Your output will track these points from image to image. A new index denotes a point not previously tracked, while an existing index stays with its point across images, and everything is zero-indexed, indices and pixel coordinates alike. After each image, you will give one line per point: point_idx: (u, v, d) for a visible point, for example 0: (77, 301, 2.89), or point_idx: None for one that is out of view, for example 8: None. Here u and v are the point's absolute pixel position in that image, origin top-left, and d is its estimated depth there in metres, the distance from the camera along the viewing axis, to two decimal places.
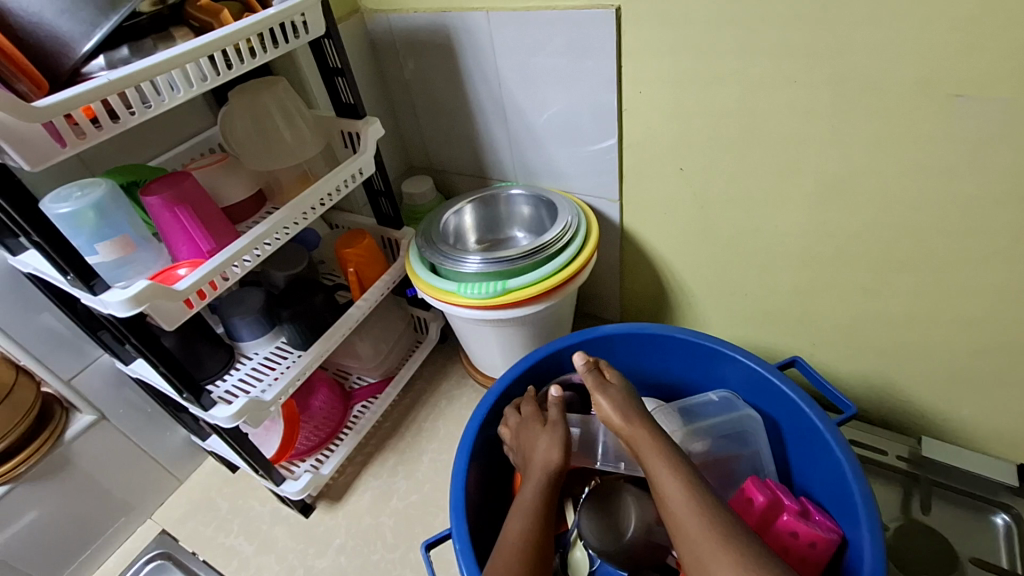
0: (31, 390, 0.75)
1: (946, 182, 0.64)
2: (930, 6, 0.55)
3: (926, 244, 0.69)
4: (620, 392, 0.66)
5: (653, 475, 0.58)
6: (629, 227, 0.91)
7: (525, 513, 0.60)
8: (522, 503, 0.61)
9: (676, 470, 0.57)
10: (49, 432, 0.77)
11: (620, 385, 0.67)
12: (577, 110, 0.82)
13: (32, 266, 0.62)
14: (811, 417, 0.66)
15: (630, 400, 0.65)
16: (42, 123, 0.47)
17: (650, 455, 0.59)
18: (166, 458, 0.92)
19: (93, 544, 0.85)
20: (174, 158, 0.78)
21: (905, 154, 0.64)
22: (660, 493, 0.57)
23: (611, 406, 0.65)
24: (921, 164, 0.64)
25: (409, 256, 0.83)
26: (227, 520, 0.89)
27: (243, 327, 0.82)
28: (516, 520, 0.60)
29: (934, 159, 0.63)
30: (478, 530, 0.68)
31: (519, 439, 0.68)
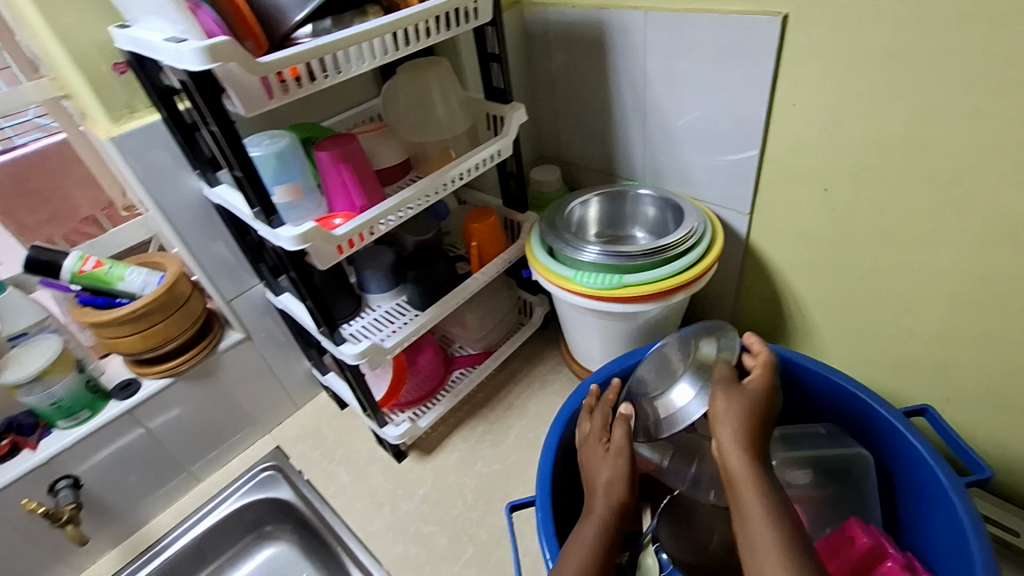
0: (200, 303, 0.88)
1: None
2: None
3: None
4: (741, 404, 0.58)
5: (743, 505, 0.53)
6: (755, 243, 0.88)
7: (593, 531, 0.57)
8: (591, 518, 0.58)
9: (772, 508, 0.52)
10: (208, 341, 0.90)
11: (744, 396, 0.59)
12: (721, 117, 0.81)
13: (224, 199, 0.73)
14: (933, 469, 0.60)
15: (750, 413, 0.58)
16: (260, 76, 0.55)
17: (746, 484, 0.54)
18: (289, 385, 1.04)
19: (223, 444, 0.99)
20: (341, 121, 0.87)
21: None
22: (746, 528, 0.52)
23: (722, 416, 0.58)
24: None
25: (530, 238, 0.87)
26: (331, 449, 0.99)
27: (373, 280, 0.91)
28: (584, 537, 0.57)
29: None
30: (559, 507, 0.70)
31: (594, 446, 0.65)
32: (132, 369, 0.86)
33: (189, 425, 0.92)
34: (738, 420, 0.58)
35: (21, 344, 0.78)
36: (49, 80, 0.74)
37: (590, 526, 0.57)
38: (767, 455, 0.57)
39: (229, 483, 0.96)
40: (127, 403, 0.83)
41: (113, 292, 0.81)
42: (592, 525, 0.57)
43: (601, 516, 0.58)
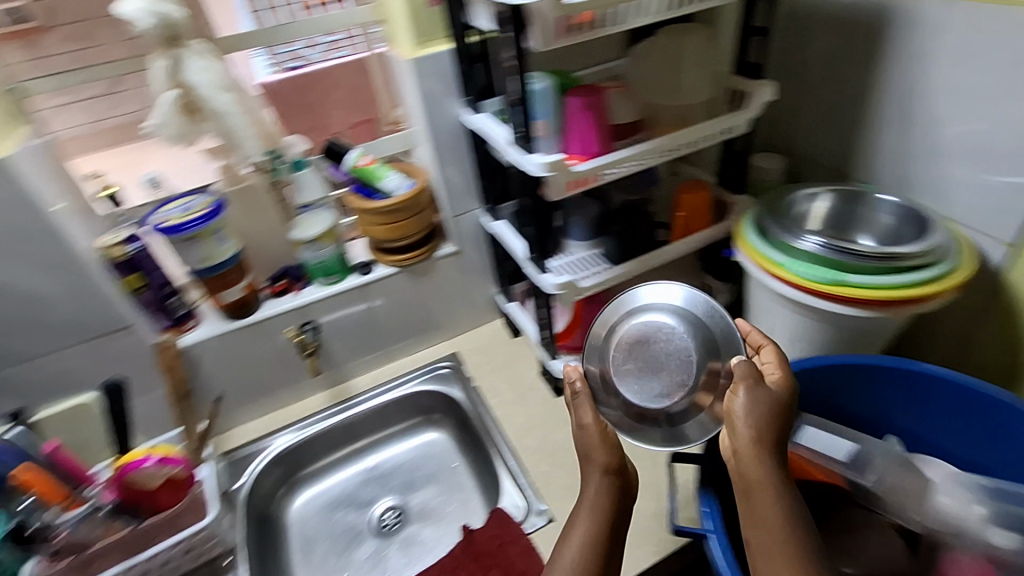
0: (431, 214, 1.03)
1: None
2: None
3: None
4: (749, 407, 0.58)
5: (757, 505, 0.56)
6: (1010, 278, 0.77)
7: (589, 517, 0.64)
8: (586, 503, 0.65)
9: (788, 510, 0.54)
10: (428, 246, 1.05)
11: (752, 400, 0.59)
12: (1011, 129, 0.71)
13: (482, 127, 0.83)
14: None
15: (767, 412, 0.58)
16: (561, 15, 0.61)
17: (761, 489, 0.55)
18: (476, 305, 1.18)
19: (415, 338, 1.15)
20: (588, 75, 0.93)
21: None
22: (757, 523, 0.55)
23: (737, 412, 0.59)
24: None
25: (741, 218, 0.85)
26: (500, 368, 1.10)
27: (575, 227, 0.98)
28: (579, 530, 0.63)
29: None
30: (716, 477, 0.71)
31: (594, 439, 0.68)
32: (371, 254, 1.04)
33: (397, 313, 1.09)
34: (762, 429, 0.58)
35: (306, 213, 0.96)
36: (375, 6, 0.91)
37: (582, 517, 0.64)
38: (779, 457, 0.58)
39: (407, 372, 1.12)
40: (364, 279, 1.01)
41: (374, 188, 0.97)
42: (584, 513, 0.64)
43: (597, 501, 0.65)
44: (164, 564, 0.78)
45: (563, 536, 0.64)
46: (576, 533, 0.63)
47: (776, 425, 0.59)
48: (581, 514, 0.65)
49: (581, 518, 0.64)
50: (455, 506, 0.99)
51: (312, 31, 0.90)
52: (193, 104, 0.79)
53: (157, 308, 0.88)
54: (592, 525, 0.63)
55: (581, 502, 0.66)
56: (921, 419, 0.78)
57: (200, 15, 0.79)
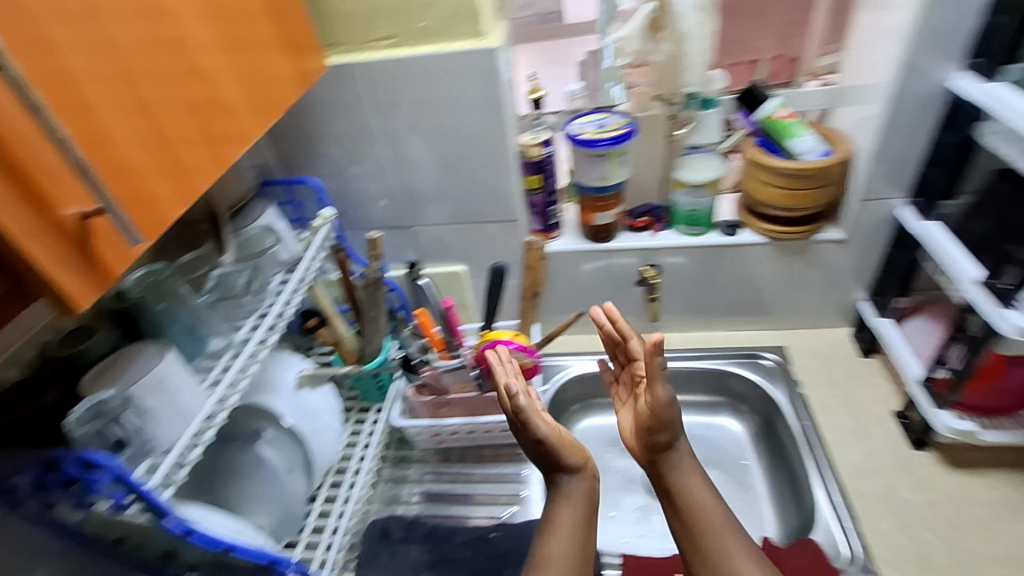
0: (833, 192, 0.86)
1: None
2: None
3: None
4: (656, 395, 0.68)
5: (694, 492, 0.70)
6: None
7: (569, 514, 0.71)
8: (575, 499, 0.72)
9: (710, 493, 0.71)
10: (810, 227, 0.89)
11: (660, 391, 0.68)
12: None
13: (1000, 104, 0.63)
14: None
15: (668, 411, 0.69)
16: None
17: (692, 473, 0.72)
18: (825, 304, 1.00)
19: (742, 316, 1.04)
20: None
21: None
22: (695, 507, 0.69)
23: (654, 397, 0.68)
24: None
25: None
26: (839, 386, 0.95)
27: None
28: (566, 518, 0.70)
29: None
30: None
31: (551, 443, 0.70)
32: (740, 215, 0.95)
33: (739, 286, 1.00)
34: (670, 413, 0.69)
35: (696, 155, 0.90)
36: None
37: (570, 507, 0.71)
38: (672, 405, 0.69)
39: (722, 348, 1.05)
40: (728, 240, 0.93)
41: (781, 145, 0.85)
42: (568, 506, 0.71)
43: (581, 499, 0.72)
44: (486, 430, 0.89)
45: (549, 531, 0.70)
46: (563, 525, 0.70)
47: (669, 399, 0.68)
48: (564, 511, 0.71)
49: (567, 517, 0.71)
50: (735, 503, 0.92)
51: None
52: None
53: (539, 211, 0.94)
54: (576, 517, 0.71)
55: (558, 510, 0.71)
56: None
57: None
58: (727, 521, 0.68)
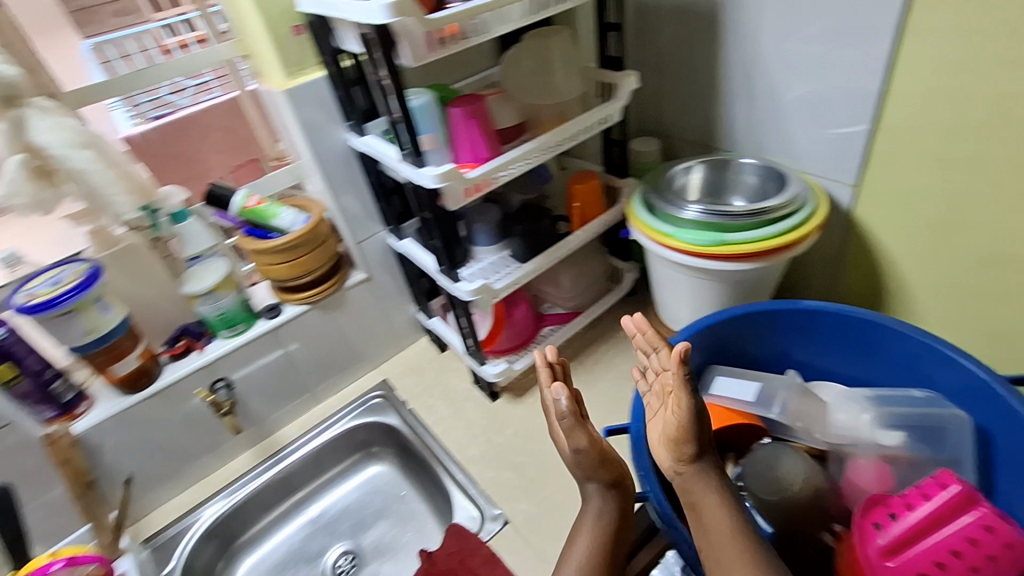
0: (334, 244, 0.99)
1: None
2: None
3: None
4: (689, 406, 0.61)
5: (716, 508, 0.61)
6: (857, 215, 0.90)
7: (589, 533, 0.70)
8: (601, 519, 0.70)
9: (737, 525, 0.60)
10: (336, 278, 1.01)
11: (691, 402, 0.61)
12: (831, 92, 0.83)
13: (373, 147, 0.82)
14: (1007, 402, 0.63)
15: (696, 424, 0.62)
16: (427, 31, 0.62)
17: (713, 494, 0.62)
18: (396, 326, 1.15)
19: (336, 375, 1.10)
20: (465, 86, 0.96)
21: None
22: (717, 521, 0.60)
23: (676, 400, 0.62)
24: None
25: (631, 200, 0.92)
26: (432, 385, 1.09)
27: (481, 233, 1.00)
28: (583, 535, 0.70)
29: None
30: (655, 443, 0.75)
31: (589, 460, 0.69)
32: (276, 296, 0.99)
33: (314, 353, 1.05)
34: (695, 425, 0.62)
35: (199, 264, 0.90)
36: (236, 41, 0.88)
37: (586, 531, 0.70)
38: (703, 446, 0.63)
39: (339, 408, 1.09)
40: (274, 322, 0.96)
41: (269, 227, 0.93)
42: (594, 520, 0.70)
43: (609, 504, 0.71)
44: None
45: (571, 548, 0.69)
46: (581, 538, 0.70)
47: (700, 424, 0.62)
48: (585, 523, 0.71)
49: (590, 518, 0.70)
50: (410, 534, 0.98)
51: (174, 74, 0.86)
52: (45, 167, 0.70)
53: (37, 396, 0.78)
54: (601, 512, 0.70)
55: (580, 522, 0.71)
56: (808, 357, 0.83)
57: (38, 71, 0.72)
58: (763, 556, 0.58)
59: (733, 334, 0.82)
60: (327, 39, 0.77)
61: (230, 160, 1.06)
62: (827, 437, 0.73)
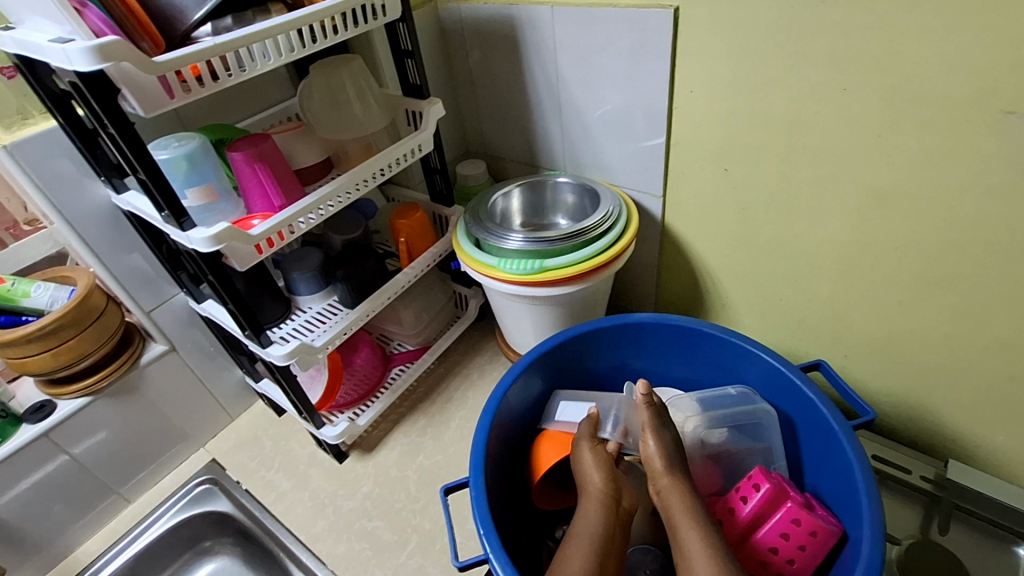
0: (118, 315, 0.83)
1: (966, 195, 0.66)
2: (966, 24, 0.57)
3: (937, 259, 0.72)
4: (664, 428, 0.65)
5: (690, 523, 0.59)
6: (669, 223, 0.94)
7: (586, 541, 0.60)
8: (590, 525, 0.62)
9: (709, 537, 0.57)
10: (128, 354, 0.85)
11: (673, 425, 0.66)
12: (627, 109, 0.86)
13: (135, 205, 0.69)
14: (804, 390, 0.69)
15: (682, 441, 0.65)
16: (157, 76, 0.52)
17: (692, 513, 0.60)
18: (221, 396, 1.01)
19: (149, 466, 0.94)
20: (257, 123, 0.86)
21: (943, 170, 0.66)
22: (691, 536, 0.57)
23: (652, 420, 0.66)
24: (953, 184, 0.66)
25: (456, 231, 0.89)
26: (269, 456, 0.97)
27: (301, 282, 0.91)
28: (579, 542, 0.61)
29: (959, 179, 0.66)
30: (500, 487, 0.71)
31: (590, 469, 0.67)
32: (44, 391, 0.81)
33: (111, 448, 0.88)
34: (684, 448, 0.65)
35: None
36: None
37: (581, 540, 0.61)
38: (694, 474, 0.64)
39: (157, 504, 0.93)
40: (41, 426, 0.78)
41: (18, 310, 0.76)
42: (587, 531, 0.62)
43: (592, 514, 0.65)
44: None
45: (565, 554, 0.60)
46: (576, 548, 0.60)
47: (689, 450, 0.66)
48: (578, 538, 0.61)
49: (588, 519, 0.63)
50: None
51: None
52: None
53: None
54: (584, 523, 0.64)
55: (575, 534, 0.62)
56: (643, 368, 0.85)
57: None
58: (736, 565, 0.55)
59: (569, 357, 0.81)
60: (41, 85, 0.63)
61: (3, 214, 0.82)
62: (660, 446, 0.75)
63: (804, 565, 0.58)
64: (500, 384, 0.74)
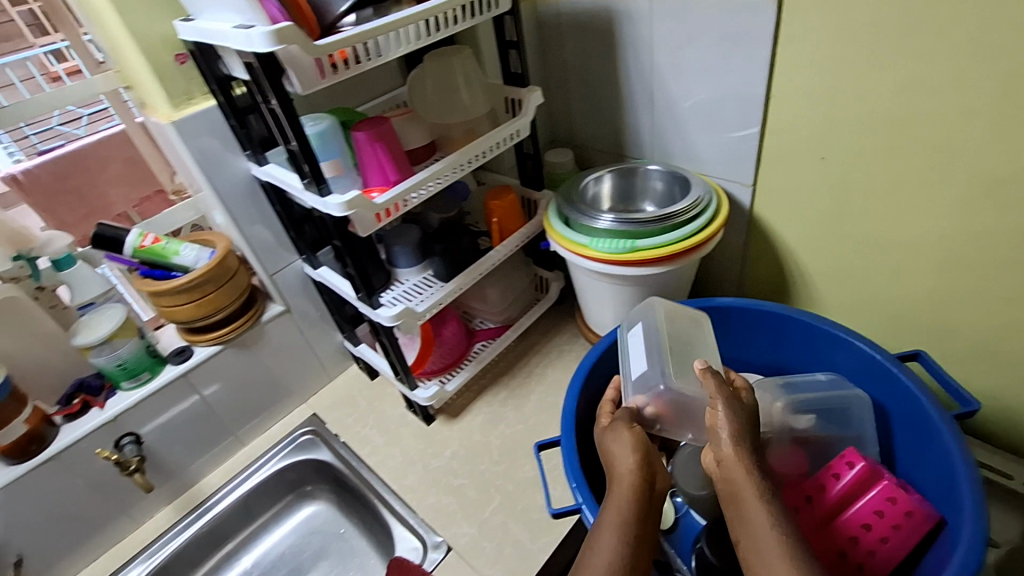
0: (246, 276, 0.94)
1: None
2: None
3: None
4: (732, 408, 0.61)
5: (754, 503, 0.55)
6: (758, 213, 0.95)
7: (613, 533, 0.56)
8: (619, 514, 0.58)
9: (775, 518, 0.54)
10: (252, 311, 0.96)
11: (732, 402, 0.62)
12: (722, 99, 0.88)
13: (275, 175, 0.79)
14: (900, 377, 0.69)
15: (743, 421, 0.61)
16: (316, 57, 0.60)
17: (755, 493, 0.56)
18: (323, 357, 1.11)
19: (261, 414, 1.05)
20: (371, 108, 0.95)
21: None
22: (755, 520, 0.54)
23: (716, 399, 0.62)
24: None
25: (548, 212, 0.94)
26: (364, 415, 1.06)
27: (401, 255, 0.99)
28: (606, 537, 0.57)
29: None
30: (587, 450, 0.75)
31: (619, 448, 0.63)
32: (184, 338, 0.93)
33: (232, 394, 0.99)
34: (744, 426, 0.61)
35: (90, 312, 0.84)
36: (114, 72, 0.82)
37: (608, 530, 0.57)
38: (757, 453, 0.60)
39: (267, 449, 1.03)
40: (182, 368, 0.90)
41: (169, 266, 0.87)
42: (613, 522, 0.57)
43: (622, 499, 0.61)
44: None
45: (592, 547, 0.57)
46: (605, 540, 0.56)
47: (753, 427, 0.62)
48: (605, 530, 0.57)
49: (614, 507, 0.58)
50: (353, 572, 0.95)
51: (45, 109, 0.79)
52: None
53: None
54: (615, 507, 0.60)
55: (602, 523, 0.58)
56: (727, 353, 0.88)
57: None
58: (808, 552, 0.51)
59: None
60: (208, 70, 0.73)
61: (133, 193, 0.98)
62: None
63: (902, 547, 0.58)
64: (589, 355, 0.78)
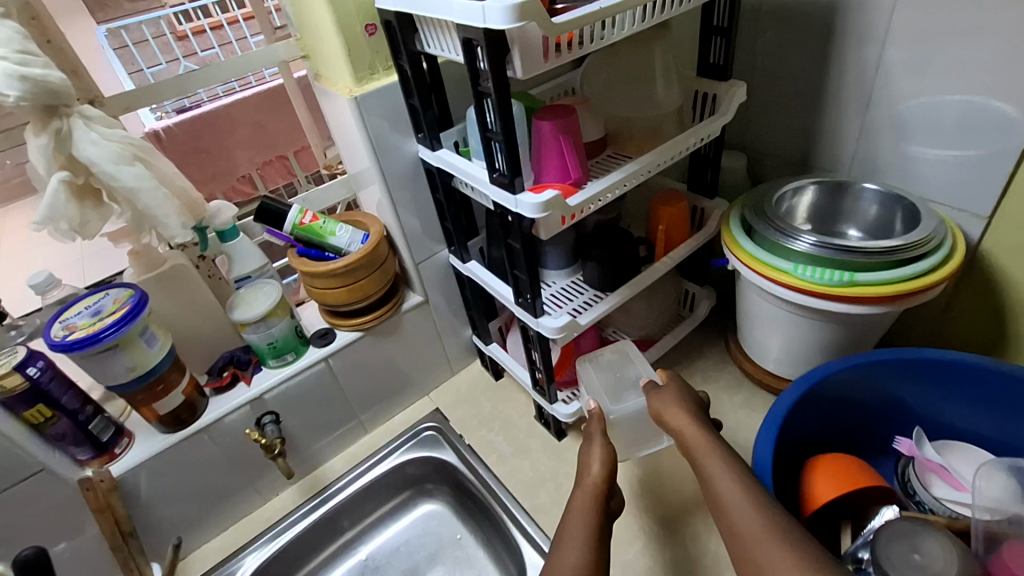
0: (393, 263, 0.90)
1: None
2: None
3: None
4: (676, 401, 0.78)
5: (712, 475, 0.66)
6: (987, 252, 0.80)
7: (577, 530, 0.70)
8: (586, 501, 0.74)
9: (734, 482, 0.64)
10: (394, 300, 0.92)
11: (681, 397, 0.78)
12: (970, 114, 0.73)
13: (451, 163, 0.72)
14: None
15: (687, 409, 0.77)
16: (547, 36, 0.53)
17: (709, 462, 0.69)
18: (450, 351, 1.06)
19: (386, 399, 1.01)
20: (542, 93, 0.86)
21: None
22: (715, 488, 0.65)
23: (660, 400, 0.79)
24: None
25: (731, 226, 0.82)
26: (489, 418, 1.01)
27: (552, 255, 0.91)
28: (577, 530, 0.70)
29: None
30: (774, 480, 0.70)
31: (594, 453, 0.80)
32: (326, 321, 0.90)
33: (363, 381, 0.96)
34: (687, 415, 0.76)
35: (247, 287, 0.82)
36: (295, 39, 0.79)
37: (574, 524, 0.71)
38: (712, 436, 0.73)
39: (389, 440, 1.00)
40: (324, 350, 0.87)
41: (323, 246, 0.84)
42: (580, 518, 0.72)
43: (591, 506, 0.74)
44: None
45: (562, 542, 0.70)
46: (569, 537, 0.70)
47: (699, 414, 0.76)
48: (572, 528, 0.71)
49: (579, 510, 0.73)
50: None
51: (227, 73, 0.76)
52: (87, 186, 0.61)
53: (73, 439, 0.70)
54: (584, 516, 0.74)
55: (568, 522, 0.72)
56: (937, 412, 0.75)
57: (82, 75, 0.65)
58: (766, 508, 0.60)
59: (860, 384, 0.74)
60: (401, 44, 0.67)
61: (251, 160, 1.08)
62: (939, 494, 0.70)
63: None
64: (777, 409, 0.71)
